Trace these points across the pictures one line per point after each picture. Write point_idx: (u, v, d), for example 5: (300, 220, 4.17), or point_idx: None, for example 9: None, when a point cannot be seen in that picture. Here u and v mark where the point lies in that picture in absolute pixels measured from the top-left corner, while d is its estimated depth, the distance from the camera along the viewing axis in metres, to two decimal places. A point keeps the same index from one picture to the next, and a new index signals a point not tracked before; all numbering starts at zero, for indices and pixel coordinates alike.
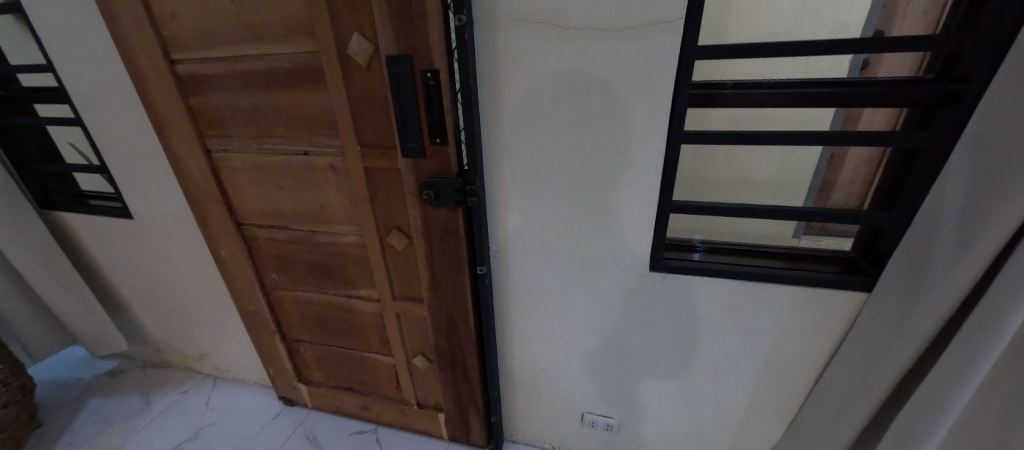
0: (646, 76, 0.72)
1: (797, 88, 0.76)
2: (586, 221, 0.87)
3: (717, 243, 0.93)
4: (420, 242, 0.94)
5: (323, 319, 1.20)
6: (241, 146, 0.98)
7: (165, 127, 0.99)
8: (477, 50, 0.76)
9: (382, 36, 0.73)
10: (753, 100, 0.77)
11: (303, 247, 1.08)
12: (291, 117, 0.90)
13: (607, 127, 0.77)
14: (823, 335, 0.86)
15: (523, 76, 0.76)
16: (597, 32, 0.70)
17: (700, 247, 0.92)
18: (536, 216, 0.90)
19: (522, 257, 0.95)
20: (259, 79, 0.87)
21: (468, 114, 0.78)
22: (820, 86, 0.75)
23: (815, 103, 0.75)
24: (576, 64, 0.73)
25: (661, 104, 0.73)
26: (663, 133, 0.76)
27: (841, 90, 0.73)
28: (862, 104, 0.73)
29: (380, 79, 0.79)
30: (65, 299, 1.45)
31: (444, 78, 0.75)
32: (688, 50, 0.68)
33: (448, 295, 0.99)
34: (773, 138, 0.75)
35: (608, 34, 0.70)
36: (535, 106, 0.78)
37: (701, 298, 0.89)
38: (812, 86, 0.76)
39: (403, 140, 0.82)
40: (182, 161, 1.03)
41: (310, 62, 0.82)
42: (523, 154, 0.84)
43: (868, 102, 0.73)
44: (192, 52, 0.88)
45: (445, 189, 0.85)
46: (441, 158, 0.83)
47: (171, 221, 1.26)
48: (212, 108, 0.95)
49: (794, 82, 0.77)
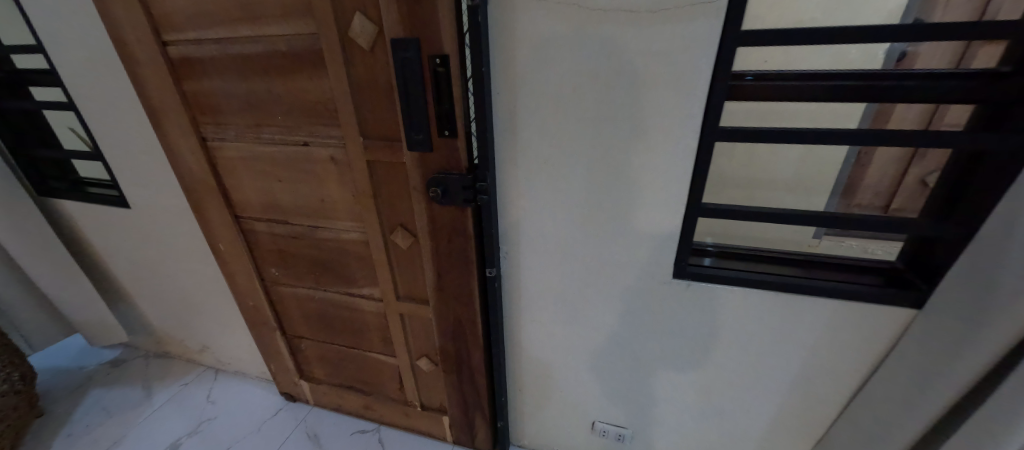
0: (678, 65, 0.64)
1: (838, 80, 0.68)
2: (605, 223, 0.81)
3: (730, 247, 0.87)
4: (426, 241, 0.88)
5: (325, 317, 1.15)
6: (238, 135, 0.92)
7: (159, 114, 0.94)
8: (490, 32, 0.69)
9: (387, 16, 0.66)
10: (792, 92, 0.69)
11: (304, 243, 1.03)
12: (289, 105, 0.83)
13: (633, 123, 0.70)
14: (860, 352, 0.79)
15: (542, 65, 0.69)
16: (627, 12, 0.62)
17: (710, 251, 0.85)
18: (550, 217, 0.83)
19: (534, 259, 0.89)
20: (255, 63, 0.81)
21: (479, 104, 0.71)
22: (864, 77, 0.66)
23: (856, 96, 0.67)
24: (600, 50, 0.66)
25: (696, 96, 0.66)
26: (696, 128, 0.68)
27: (891, 83, 0.65)
28: (915, 99, 0.65)
29: (385, 64, 0.72)
30: (64, 289, 1.42)
31: (454, 64, 0.68)
32: (730, 34, 0.60)
33: (455, 296, 0.94)
34: (817, 136, 0.67)
35: (638, 17, 0.62)
36: (553, 98, 0.72)
37: (727, 308, 0.83)
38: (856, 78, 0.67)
39: (410, 132, 0.75)
40: (176, 150, 0.98)
41: (310, 44, 0.75)
42: (538, 150, 0.77)
43: (916, 97, 0.65)
44: (185, 33, 0.82)
45: (453, 186, 0.78)
46: (450, 152, 0.76)
47: (168, 211, 1.22)
48: (206, 94, 0.89)
49: (830, 73, 0.69)
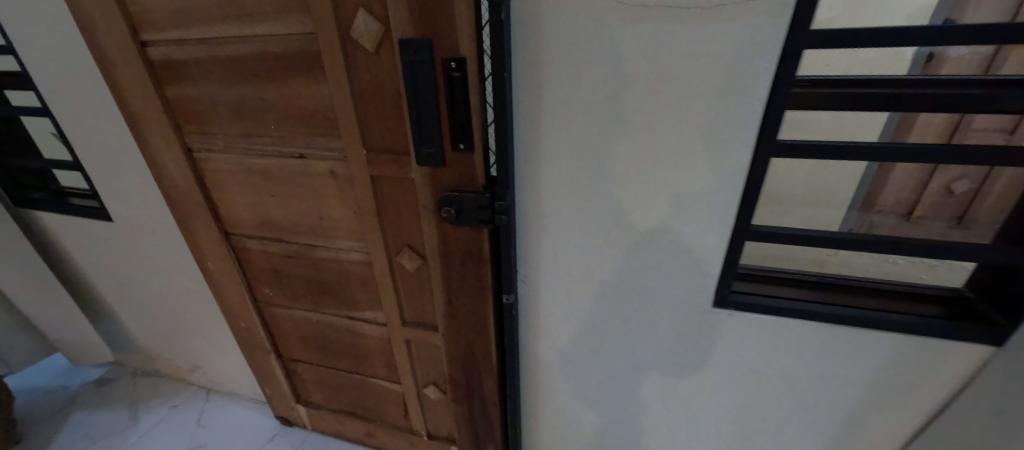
0: (733, 70, 0.55)
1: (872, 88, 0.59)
2: (637, 245, 0.72)
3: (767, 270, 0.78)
4: (436, 264, 0.79)
5: (323, 340, 1.06)
6: (227, 146, 0.83)
7: (140, 123, 0.85)
8: (513, 34, 0.60)
9: (394, 14, 0.58)
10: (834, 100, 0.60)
11: (301, 262, 0.94)
12: (283, 113, 0.74)
13: (676, 136, 0.62)
14: (923, 392, 0.71)
15: (571, 69, 0.61)
16: (677, 8, 0.53)
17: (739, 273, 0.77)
18: (575, 238, 0.75)
19: (555, 283, 0.81)
20: (245, 67, 0.72)
21: (498, 115, 0.62)
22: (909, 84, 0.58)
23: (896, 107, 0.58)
24: (641, 54, 0.57)
25: (752, 107, 0.57)
26: (750, 144, 0.59)
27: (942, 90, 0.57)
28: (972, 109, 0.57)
29: (392, 68, 0.63)
30: (44, 306, 1.33)
31: (472, 68, 0.59)
32: (797, 34, 0.51)
33: (467, 323, 0.85)
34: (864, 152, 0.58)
35: (689, 14, 0.53)
36: (582, 107, 0.63)
37: (772, 340, 0.74)
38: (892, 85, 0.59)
39: (419, 145, 0.67)
40: (160, 161, 0.89)
41: (307, 47, 0.66)
42: (564, 165, 0.69)
43: (970, 108, 0.55)
44: (167, 33, 0.73)
45: (468, 206, 0.69)
46: (466, 168, 0.67)
47: (153, 225, 1.13)
48: (191, 100, 0.80)
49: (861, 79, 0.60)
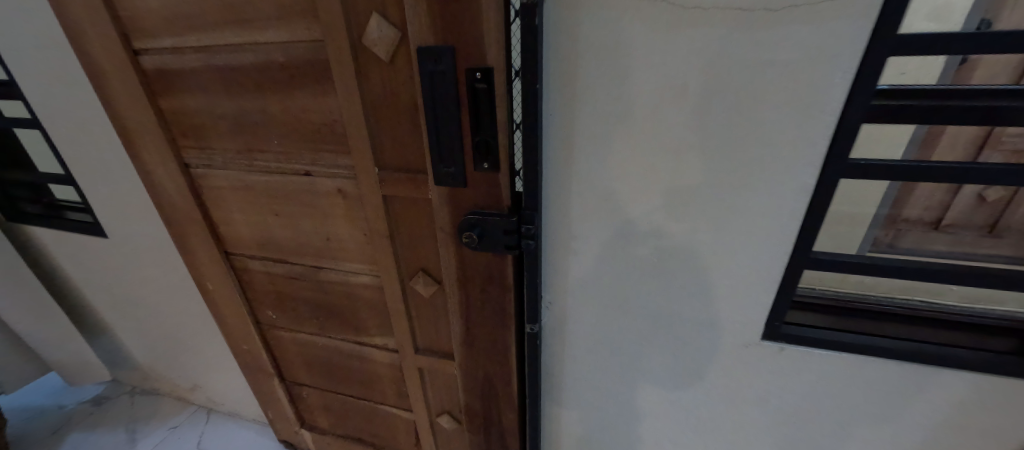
0: (801, 81, 0.48)
1: (916, 101, 0.50)
2: (678, 272, 0.65)
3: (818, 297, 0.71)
4: (454, 290, 0.72)
5: (329, 364, 1.00)
6: (227, 162, 0.76)
7: (133, 137, 0.78)
8: (544, 40, 0.54)
9: (413, 18, 0.51)
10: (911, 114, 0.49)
11: (305, 284, 0.87)
12: (287, 127, 0.68)
13: (729, 153, 0.54)
14: (998, 435, 0.63)
15: (610, 78, 0.54)
16: (739, 9, 0.46)
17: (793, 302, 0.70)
18: (607, 263, 0.68)
19: (583, 310, 0.74)
20: (245, 77, 0.66)
21: (528, 130, 0.55)
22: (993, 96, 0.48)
23: (966, 122, 0.49)
24: (692, 63, 0.50)
25: (822, 121, 0.50)
26: (817, 163, 0.52)
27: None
28: None
29: (409, 78, 0.57)
30: (37, 325, 1.27)
31: (500, 79, 0.52)
32: (881, 39, 0.44)
33: (487, 352, 0.78)
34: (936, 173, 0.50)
35: (754, 15, 0.46)
36: (621, 120, 0.56)
37: (826, 376, 0.67)
38: (938, 99, 0.50)
39: (438, 163, 0.60)
40: (155, 178, 0.83)
41: (314, 55, 0.60)
42: (598, 184, 0.62)
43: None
44: (160, 40, 0.67)
45: (492, 230, 0.62)
46: (490, 188, 0.60)
47: (150, 242, 1.07)
48: (187, 112, 0.73)
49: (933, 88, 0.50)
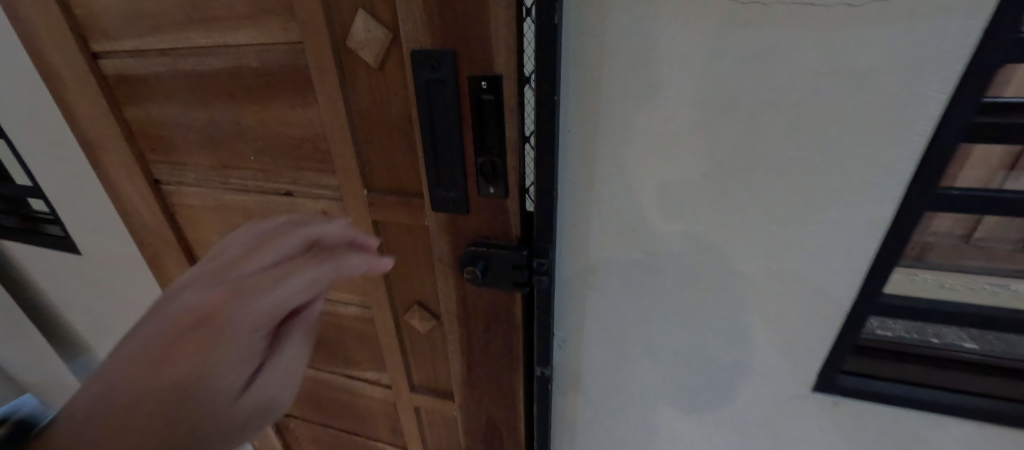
0: (885, 94, 0.39)
1: None
2: (715, 312, 0.56)
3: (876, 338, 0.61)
4: (454, 326, 0.63)
5: (318, 397, 0.91)
6: (200, 179, 0.68)
7: (95, 150, 0.70)
8: (563, 43, 0.45)
9: (405, 16, 0.42)
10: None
11: None
12: (264, 142, 0.59)
13: (786, 180, 0.45)
14: None
15: (642, 88, 0.45)
16: (810, 5, 0.37)
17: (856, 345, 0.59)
18: (630, 298, 0.59)
19: (601, 350, 0.64)
20: (217, 85, 0.57)
21: (542, 150, 0.47)
22: None
23: None
24: (746, 72, 0.41)
25: (907, 143, 0.40)
26: (897, 192, 0.43)
27: None
28: None
29: (402, 88, 0.48)
30: (13, 344, 1.20)
31: (510, 89, 0.43)
32: (997, 42, 0.34)
33: (491, 395, 0.69)
34: None
35: (830, 11, 0.37)
36: (654, 138, 0.47)
37: (888, 435, 0.57)
38: None
39: (437, 186, 0.51)
40: (122, 195, 0.74)
41: (291, 59, 0.51)
42: (622, 211, 0.53)
43: None
44: (122, 43, 0.59)
45: (498, 264, 0.53)
46: (496, 216, 0.51)
47: (125, 261, 0.98)
48: (155, 124, 0.65)
49: None
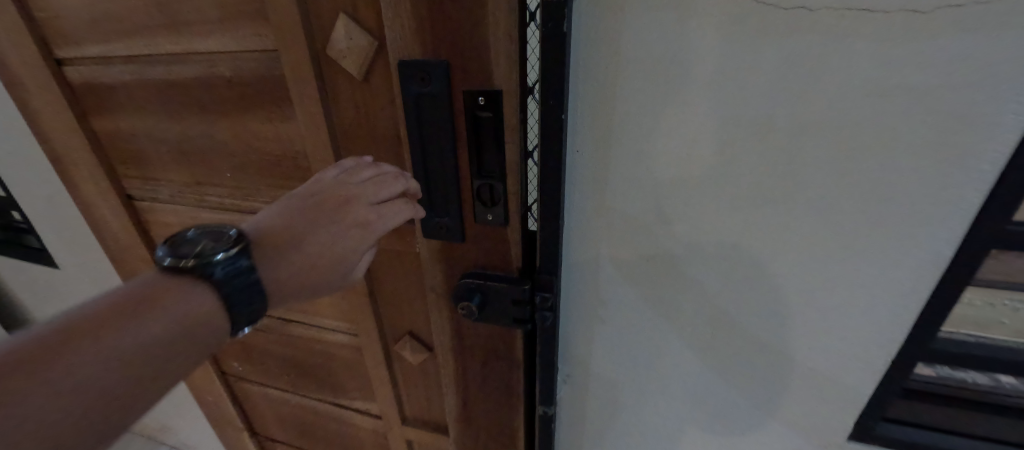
0: (956, 116, 0.33)
1: None
2: (739, 351, 0.50)
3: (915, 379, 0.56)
4: (447, 361, 0.58)
5: (305, 424, 0.85)
6: (175, 195, 0.63)
7: (64, 163, 0.65)
8: (572, 53, 0.39)
9: (391, 22, 0.37)
10: None
11: (274, 337, 0.73)
12: (241, 158, 0.54)
13: (825, 211, 0.39)
14: None
15: (664, 103, 0.39)
16: (868, 11, 0.31)
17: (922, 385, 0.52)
18: (644, 334, 0.53)
19: (611, 387, 0.59)
20: (188, 95, 0.52)
21: (546, 173, 0.41)
22: None
23: None
24: (784, 89, 0.35)
25: (976, 173, 0.34)
26: (959, 228, 0.37)
27: None
28: None
29: (390, 103, 0.43)
30: None
31: (510, 106, 0.37)
32: None
33: (488, 433, 0.63)
34: None
35: (890, 19, 0.31)
36: (676, 159, 0.41)
37: None
38: None
39: (429, 211, 0.46)
40: (93, 210, 0.69)
41: (267, 69, 0.46)
42: (638, 239, 0.47)
43: None
44: (86, 48, 0.54)
45: (497, 298, 0.47)
46: (495, 245, 0.46)
47: (105, 276, 0.93)
48: (125, 136, 0.60)
49: None
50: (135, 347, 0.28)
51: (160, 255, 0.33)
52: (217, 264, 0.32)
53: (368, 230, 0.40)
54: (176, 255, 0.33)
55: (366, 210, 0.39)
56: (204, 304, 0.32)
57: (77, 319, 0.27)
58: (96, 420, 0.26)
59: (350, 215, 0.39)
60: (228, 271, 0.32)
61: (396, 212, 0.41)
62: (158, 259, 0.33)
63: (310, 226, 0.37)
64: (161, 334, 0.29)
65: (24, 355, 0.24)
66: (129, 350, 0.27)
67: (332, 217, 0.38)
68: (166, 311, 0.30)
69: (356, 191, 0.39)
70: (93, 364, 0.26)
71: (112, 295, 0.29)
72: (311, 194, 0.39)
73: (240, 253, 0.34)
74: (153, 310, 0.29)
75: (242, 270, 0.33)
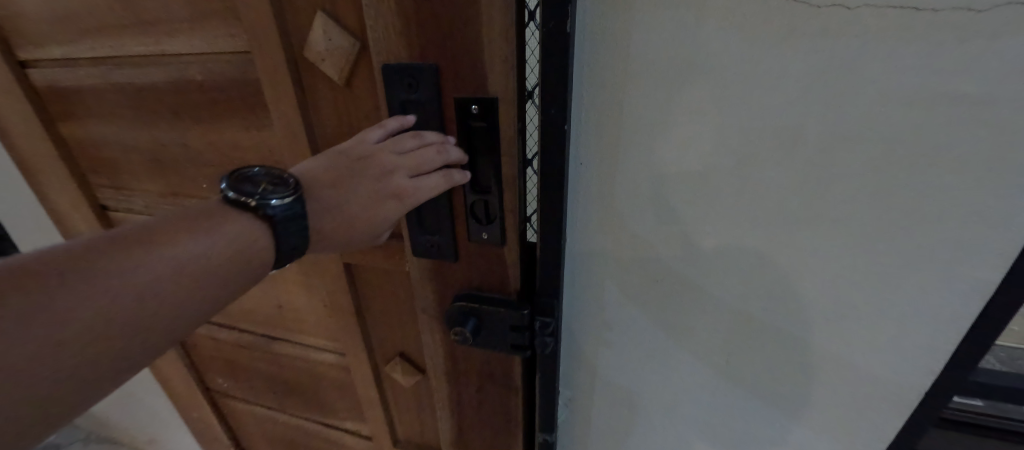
0: (1012, 129, 0.29)
1: None
2: (754, 376, 0.47)
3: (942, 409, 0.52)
4: (440, 384, 0.54)
5: (293, 442, 0.81)
6: (149, 206, 0.59)
7: (32, 172, 0.61)
8: (575, 57, 0.35)
9: (373, 21, 0.33)
10: None
11: (259, 354, 0.70)
12: (217, 168, 0.50)
13: (854, 231, 0.36)
14: None
15: (679, 111, 0.35)
16: (914, 9, 0.27)
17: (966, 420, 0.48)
18: (652, 357, 0.49)
19: (616, 413, 0.55)
20: (159, 100, 0.48)
21: (546, 189, 0.37)
22: None
23: None
24: (813, 97, 0.32)
25: None
26: (1008, 253, 0.33)
27: None
28: None
29: (375, 110, 0.39)
30: None
31: (506, 114, 0.33)
32: None
33: None
34: None
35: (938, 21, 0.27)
36: (692, 172, 0.37)
37: None
38: None
39: (418, 228, 0.42)
40: (66, 221, 0.65)
41: (242, 72, 0.42)
42: (647, 258, 0.43)
43: None
44: (48, 49, 0.50)
45: (493, 323, 0.43)
46: (491, 265, 0.42)
47: None
48: (95, 143, 0.56)
49: None
50: (185, 257, 0.27)
51: (226, 188, 0.31)
52: (273, 207, 0.30)
53: (404, 201, 0.36)
54: (240, 191, 0.31)
55: (403, 181, 0.35)
56: (254, 232, 0.31)
57: (134, 229, 0.27)
58: (155, 320, 0.26)
59: (388, 183, 0.35)
60: (280, 215, 0.31)
61: (432, 184, 0.35)
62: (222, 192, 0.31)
63: (353, 188, 0.34)
64: (203, 257, 0.28)
65: (91, 247, 0.25)
66: (182, 259, 0.27)
67: (373, 182, 0.34)
68: (210, 236, 0.28)
69: (398, 158, 0.35)
70: (152, 269, 0.26)
71: (174, 215, 0.29)
72: (355, 154, 0.35)
73: (293, 201, 0.31)
74: (198, 231, 0.28)
75: (285, 217, 0.31)
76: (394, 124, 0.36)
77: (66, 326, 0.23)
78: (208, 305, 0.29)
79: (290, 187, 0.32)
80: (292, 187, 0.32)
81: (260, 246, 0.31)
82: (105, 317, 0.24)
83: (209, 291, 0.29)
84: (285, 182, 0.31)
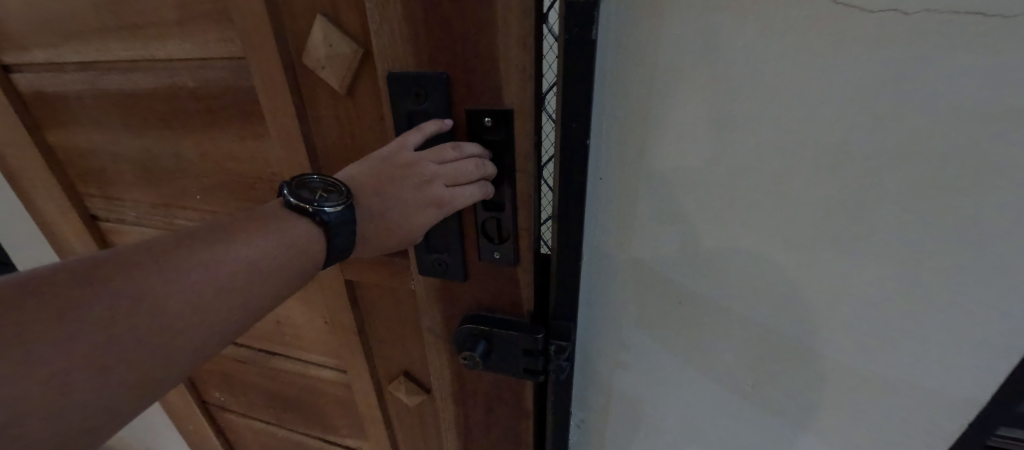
0: None
1: None
2: (785, 412, 0.42)
3: None
4: (446, 406, 0.51)
5: None
6: (141, 217, 0.56)
7: (18, 180, 0.58)
8: (596, 65, 0.32)
9: (377, 26, 0.30)
10: None
11: (257, 369, 0.67)
12: (211, 179, 0.47)
13: (904, 264, 0.32)
14: None
15: (714, 125, 0.31)
16: (1002, 16, 0.23)
17: None
18: (673, 385, 0.46)
19: (631, 439, 0.52)
20: (149, 108, 0.45)
21: (565, 206, 0.34)
22: None
23: None
24: (866, 115, 0.28)
25: None
26: None
27: None
28: None
29: (379, 121, 0.36)
30: None
31: (521, 128, 0.31)
32: None
33: None
34: None
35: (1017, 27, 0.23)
36: (726, 192, 0.33)
37: None
38: None
39: (425, 246, 0.39)
40: (55, 231, 0.62)
41: (236, 79, 0.39)
42: (672, 281, 0.39)
43: None
44: (32, 54, 0.47)
45: (505, 347, 0.40)
46: (503, 286, 0.39)
47: None
48: (83, 152, 0.53)
49: None
50: (254, 258, 0.27)
51: (284, 193, 0.30)
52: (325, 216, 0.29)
53: (442, 210, 0.32)
54: (297, 197, 0.30)
55: (441, 190, 0.31)
56: (309, 237, 0.29)
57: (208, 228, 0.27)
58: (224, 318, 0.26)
59: (425, 193, 0.31)
60: (333, 224, 0.29)
61: (468, 195, 0.32)
62: (281, 196, 0.30)
63: (391, 196, 0.31)
64: (268, 257, 0.27)
65: (172, 245, 0.25)
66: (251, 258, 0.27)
67: (410, 191, 0.31)
68: (271, 237, 0.28)
69: (436, 167, 0.31)
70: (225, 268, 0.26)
71: (243, 216, 0.28)
72: (394, 160, 0.32)
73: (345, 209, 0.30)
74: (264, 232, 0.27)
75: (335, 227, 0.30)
76: (432, 128, 0.32)
77: (150, 319, 0.23)
78: (267, 304, 0.28)
79: (343, 195, 0.30)
80: (343, 194, 0.30)
81: (315, 248, 0.30)
82: (171, 314, 0.23)
83: (262, 292, 0.27)
84: (339, 189, 0.30)
